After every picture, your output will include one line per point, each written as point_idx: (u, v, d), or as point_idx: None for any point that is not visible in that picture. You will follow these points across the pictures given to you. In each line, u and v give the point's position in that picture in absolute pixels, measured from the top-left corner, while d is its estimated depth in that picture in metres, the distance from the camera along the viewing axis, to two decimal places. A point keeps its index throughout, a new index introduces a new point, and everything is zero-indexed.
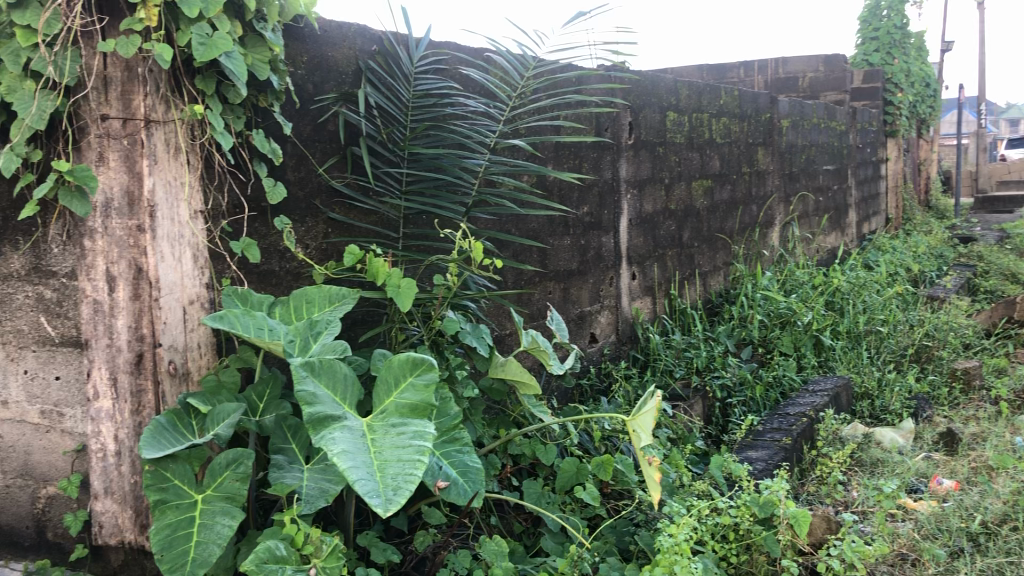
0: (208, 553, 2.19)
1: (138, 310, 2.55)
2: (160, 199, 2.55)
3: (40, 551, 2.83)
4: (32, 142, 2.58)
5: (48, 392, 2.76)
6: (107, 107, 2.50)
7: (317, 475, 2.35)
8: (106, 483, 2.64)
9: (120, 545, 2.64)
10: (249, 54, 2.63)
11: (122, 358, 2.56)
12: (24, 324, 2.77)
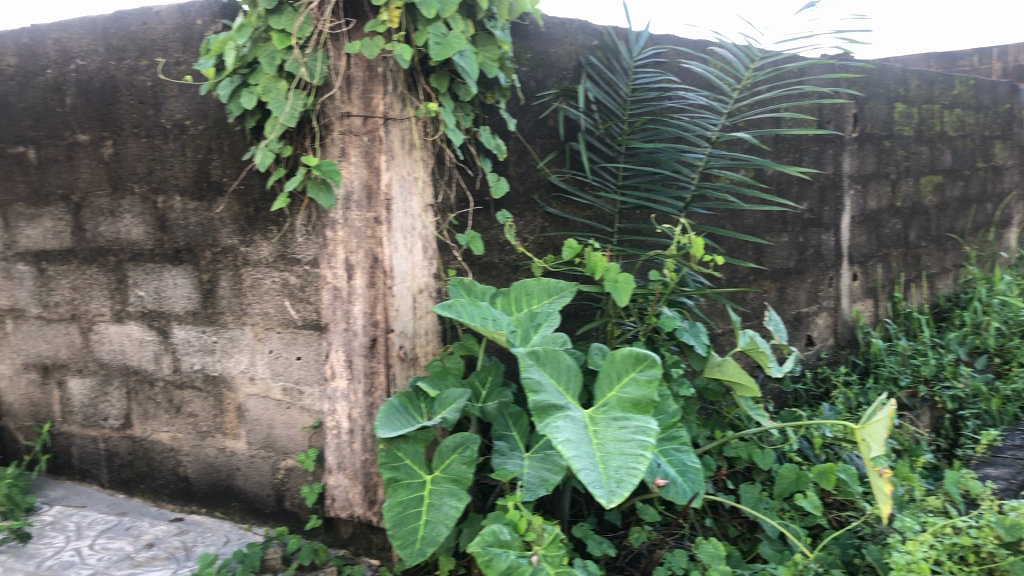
0: (436, 533, 2.28)
1: (373, 298, 2.72)
2: (396, 192, 2.68)
3: (278, 518, 3.05)
4: (285, 138, 2.77)
5: (290, 370, 2.96)
6: (350, 105, 2.66)
7: (536, 463, 2.35)
8: (339, 459, 2.82)
9: (351, 518, 2.81)
10: (479, 53, 2.71)
11: (357, 342, 2.75)
12: (271, 308, 2.98)
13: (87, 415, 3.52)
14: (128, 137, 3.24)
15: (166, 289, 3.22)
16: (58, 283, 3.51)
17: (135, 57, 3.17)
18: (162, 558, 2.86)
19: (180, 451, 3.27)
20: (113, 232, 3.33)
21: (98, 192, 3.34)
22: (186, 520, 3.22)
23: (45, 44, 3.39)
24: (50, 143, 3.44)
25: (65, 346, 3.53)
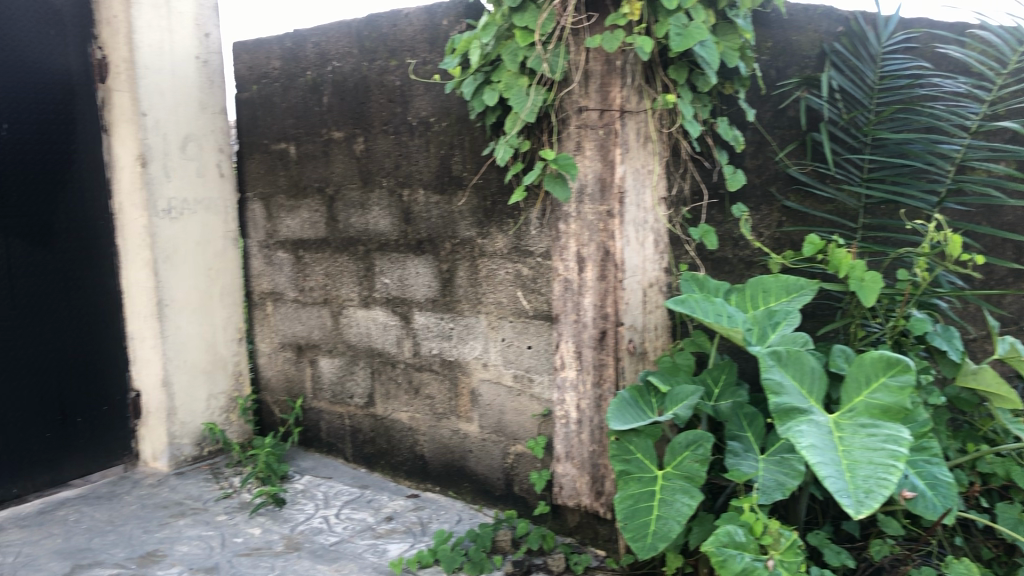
0: (668, 528, 2.25)
1: (603, 291, 2.73)
2: (630, 185, 2.66)
3: (507, 501, 3.15)
4: (524, 134, 2.85)
5: (521, 358, 3.04)
6: (586, 99, 2.68)
7: (773, 466, 2.28)
8: (567, 448, 2.86)
9: (577, 507, 2.85)
10: (720, 42, 2.65)
11: (587, 333, 2.77)
12: (504, 297, 3.07)
13: (335, 392, 3.78)
14: (377, 133, 3.44)
15: (409, 277, 3.40)
16: (312, 270, 3.80)
17: (386, 57, 3.36)
18: (400, 531, 3.02)
19: (417, 431, 3.44)
20: (362, 222, 3.55)
21: (350, 186, 3.57)
22: (421, 497, 3.39)
23: (306, 48, 3.66)
24: (308, 140, 3.72)
25: (317, 328, 3.81)
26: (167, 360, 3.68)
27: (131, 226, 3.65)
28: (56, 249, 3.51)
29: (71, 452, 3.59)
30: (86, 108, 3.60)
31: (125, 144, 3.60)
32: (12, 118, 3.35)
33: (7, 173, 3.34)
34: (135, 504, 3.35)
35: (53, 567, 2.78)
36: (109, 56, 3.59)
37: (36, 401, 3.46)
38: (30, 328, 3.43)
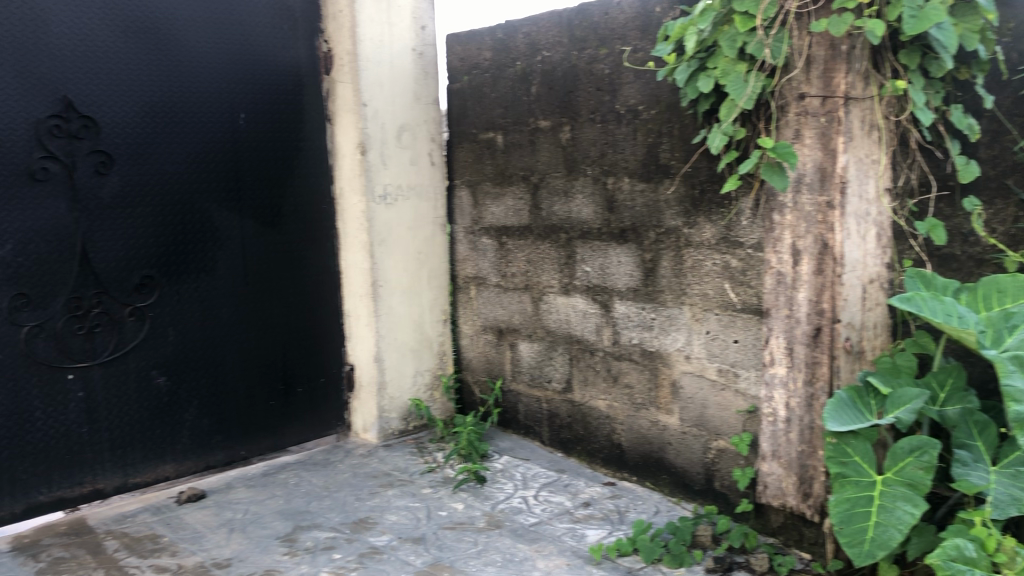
0: (888, 537, 2.15)
1: (819, 286, 2.62)
2: (852, 175, 2.53)
3: (707, 497, 3.10)
4: (740, 121, 2.78)
5: (726, 352, 2.97)
6: (808, 85, 2.59)
7: (1006, 479, 2.14)
8: (774, 447, 2.78)
9: (782, 508, 2.77)
10: (958, 24, 2.35)
11: (800, 330, 2.68)
12: (711, 289, 3.01)
13: (534, 375, 3.84)
14: (584, 122, 3.45)
15: (611, 266, 3.40)
16: (515, 256, 3.87)
17: (595, 46, 3.35)
18: (598, 518, 3.04)
19: (615, 419, 3.45)
20: (567, 210, 3.57)
21: (555, 174, 3.60)
22: (618, 485, 3.40)
23: (517, 38, 3.71)
24: (515, 129, 3.79)
25: (518, 313, 3.89)
26: (379, 338, 3.86)
27: (350, 210, 3.86)
28: (283, 230, 3.76)
29: (291, 420, 3.85)
30: (312, 99, 3.83)
31: (346, 132, 3.81)
32: (249, 109, 3.60)
33: (243, 160, 3.60)
34: (347, 473, 3.55)
35: (277, 525, 2.98)
36: (333, 49, 3.80)
37: (263, 371, 3.73)
38: (259, 304, 3.70)
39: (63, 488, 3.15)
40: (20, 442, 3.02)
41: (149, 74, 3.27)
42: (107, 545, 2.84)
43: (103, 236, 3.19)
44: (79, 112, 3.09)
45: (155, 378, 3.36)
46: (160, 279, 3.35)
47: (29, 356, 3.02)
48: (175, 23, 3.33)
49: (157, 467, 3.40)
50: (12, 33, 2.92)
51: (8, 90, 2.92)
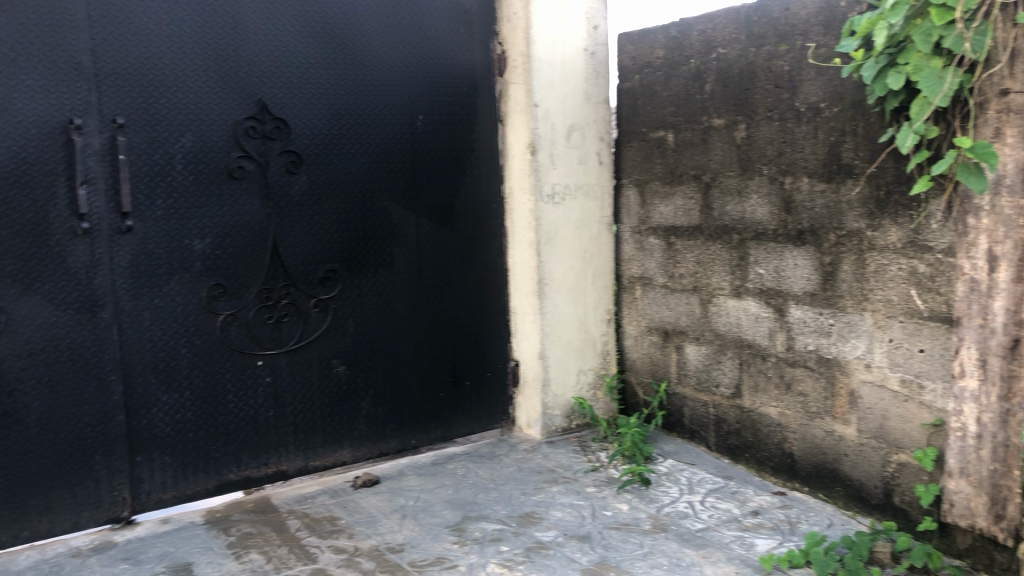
0: None
1: (1019, 295, 2.45)
2: None
3: (886, 512, 2.96)
4: (932, 120, 2.63)
5: (911, 362, 2.82)
6: (1011, 81, 2.43)
7: None
8: (962, 464, 2.63)
9: (970, 529, 2.61)
10: None
11: (995, 341, 2.52)
12: (895, 295, 2.87)
13: (701, 379, 3.76)
14: (761, 120, 3.34)
15: (786, 269, 3.29)
16: (683, 257, 3.78)
17: (775, 42, 3.24)
18: (768, 527, 2.96)
19: (787, 427, 3.35)
20: (740, 211, 3.48)
21: (728, 173, 3.51)
22: (788, 495, 3.29)
23: (691, 36, 3.63)
24: (687, 128, 3.70)
25: (686, 314, 3.80)
26: (544, 336, 3.89)
27: (520, 209, 3.90)
28: (456, 228, 3.86)
29: (460, 411, 3.95)
30: (486, 99, 3.91)
31: (518, 132, 3.85)
32: (427, 110, 3.72)
33: (421, 159, 3.72)
34: (513, 467, 3.59)
35: (446, 515, 3.06)
36: (508, 50, 3.86)
37: (434, 363, 3.84)
38: (432, 298, 3.81)
39: (251, 468, 3.35)
40: (215, 422, 3.25)
41: (336, 77, 3.43)
42: (289, 523, 3.01)
43: (291, 231, 3.37)
44: (272, 114, 3.28)
45: (335, 367, 3.52)
46: (342, 273, 3.51)
47: (224, 343, 3.24)
48: (360, 27, 3.47)
49: (335, 452, 3.57)
50: (215, 42, 3.13)
51: (210, 94, 3.14)
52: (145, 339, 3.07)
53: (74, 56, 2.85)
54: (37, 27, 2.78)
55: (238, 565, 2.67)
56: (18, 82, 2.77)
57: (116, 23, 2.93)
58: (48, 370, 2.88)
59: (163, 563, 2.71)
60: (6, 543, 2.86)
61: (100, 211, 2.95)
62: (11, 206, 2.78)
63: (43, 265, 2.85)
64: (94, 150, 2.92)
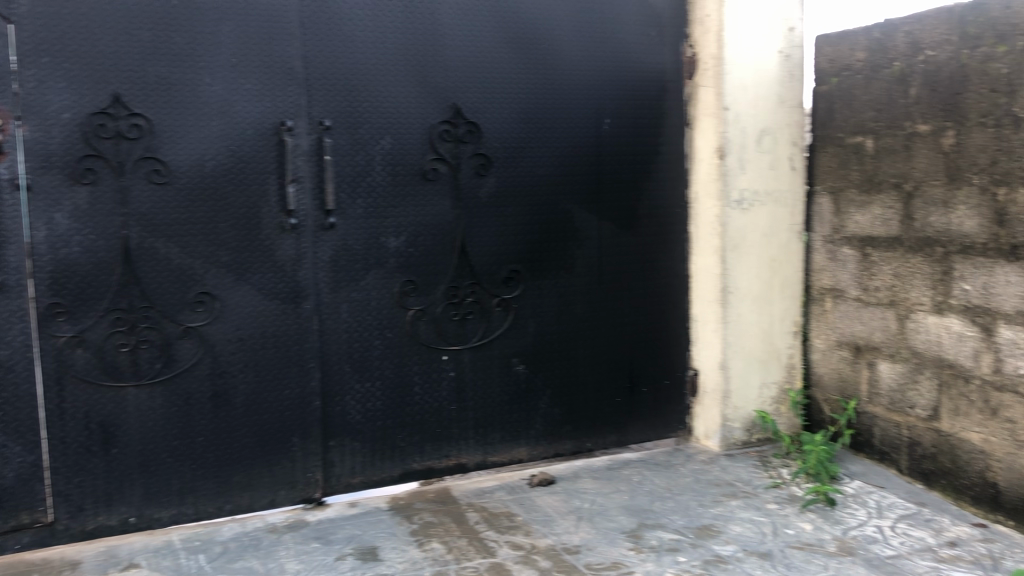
0: None
1: None
2: None
3: None
4: None
5: None
6: None
7: None
8: None
9: None
10: None
11: None
12: None
13: (894, 399, 3.56)
14: (973, 126, 3.11)
15: (996, 286, 3.06)
16: (880, 269, 3.57)
17: (992, 43, 3.02)
18: (966, 561, 2.77)
19: (992, 456, 3.11)
20: (944, 222, 3.26)
21: (933, 182, 3.29)
22: (990, 528, 3.07)
23: (896, 37, 3.43)
24: (889, 133, 3.49)
25: (880, 330, 3.59)
26: (726, 346, 3.74)
27: (705, 214, 3.77)
28: (640, 232, 3.78)
29: (636, 418, 3.87)
30: (674, 103, 3.80)
31: (706, 135, 3.72)
32: (615, 114, 3.67)
33: (607, 163, 3.68)
34: (690, 477, 3.50)
35: (622, 520, 3.05)
36: (698, 53, 3.74)
37: (612, 369, 3.79)
38: (613, 303, 3.75)
39: (432, 459, 3.46)
40: (401, 413, 3.38)
41: (527, 82, 3.47)
42: (469, 516, 3.09)
43: (479, 231, 3.45)
44: (465, 118, 3.37)
45: (515, 366, 3.57)
46: (525, 273, 3.55)
47: (412, 336, 3.36)
48: (553, 33, 3.49)
49: (512, 449, 3.62)
50: (415, 48, 3.25)
51: (408, 98, 3.26)
52: (341, 329, 3.24)
53: (288, 62, 3.05)
54: (257, 35, 2.99)
55: (420, 553, 2.76)
56: (239, 86, 2.98)
57: (326, 30, 3.10)
58: (254, 356, 3.09)
59: (351, 544, 2.84)
60: (212, 513, 3.09)
61: (306, 208, 3.13)
62: (228, 202, 3.00)
63: (254, 257, 3.06)
64: (303, 150, 3.10)
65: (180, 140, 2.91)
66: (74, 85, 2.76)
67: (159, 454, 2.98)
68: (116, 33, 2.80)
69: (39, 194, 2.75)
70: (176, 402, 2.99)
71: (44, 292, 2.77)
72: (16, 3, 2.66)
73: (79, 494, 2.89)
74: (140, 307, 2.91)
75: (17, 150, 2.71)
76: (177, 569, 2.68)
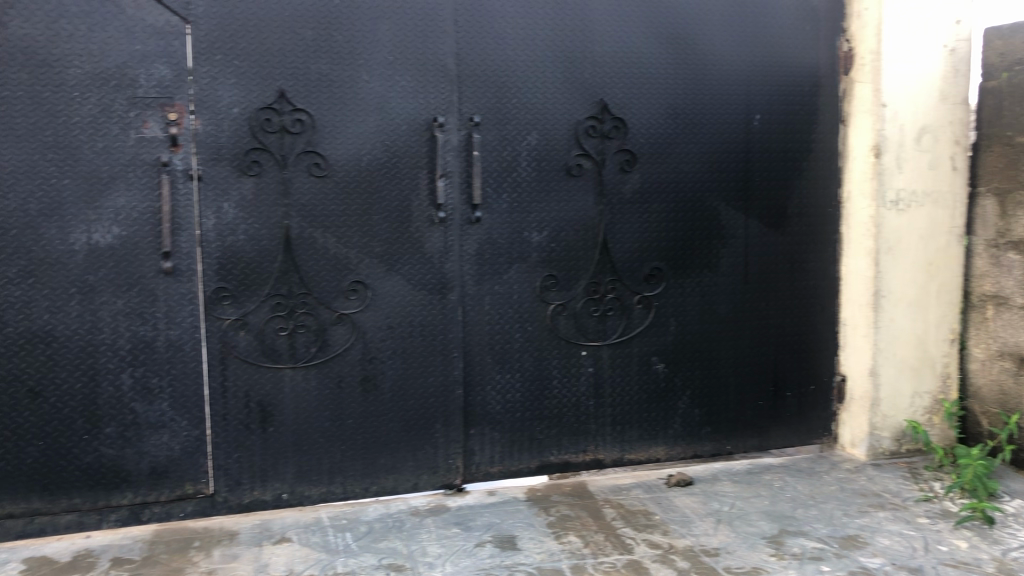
0: None
1: None
2: None
3: None
4: None
5: None
6: None
7: None
8: None
9: None
10: None
11: None
12: None
13: None
14: None
15: None
16: None
17: None
18: None
19: None
20: None
21: None
22: None
23: None
24: None
25: None
26: (877, 351, 3.59)
27: (858, 215, 3.63)
28: (788, 232, 3.67)
29: (778, 423, 3.77)
30: (829, 99, 3.67)
31: (862, 133, 3.58)
32: (765, 110, 3.58)
33: (755, 160, 3.60)
34: (835, 486, 3.38)
35: (763, 525, 2.99)
36: (856, 48, 3.60)
37: (754, 371, 3.70)
38: (757, 304, 3.66)
39: (570, 453, 3.48)
40: (540, 405, 3.41)
41: (676, 78, 3.43)
42: (605, 511, 3.09)
43: (621, 227, 3.44)
44: (612, 114, 3.37)
45: (655, 364, 3.55)
46: (667, 271, 3.51)
47: (552, 331, 3.39)
48: (704, 28, 3.44)
49: (650, 448, 3.59)
50: (566, 44, 3.28)
51: (555, 95, 3.29)
52: (484, 321, 3.30)
53: (441, 59, 3.13)
54: (412, 33, 3.09)
55: (558, 545, 2.79)
56: (394, 83, 3.08)
57: (479, 28, 3.16)
58: (401, 344, 3.19)
59: (490, 532, 2.90)
60: (358, 494, 3.22)
61: (454, 202, 3.20)
62: (381, 195, 3.11)
63: (403, 249, 3.16)
64: (453, 145, 3.18)
65: (338, 135, 3.04)
66: (243, 82, 2.92)
67: (310, 434, 3.13)
68: (282, 32, 2.94)
69: (210, 184, 2.93)
70: (328, 386, 3.12)
71: (212, 277, 2.95)
72: (194, 4, 2.84)
73: (238, 468, 3.06)
74: (298, 293, 3.05)
75: (192, 142, 2.89)
76: (325, 545, 2.80)
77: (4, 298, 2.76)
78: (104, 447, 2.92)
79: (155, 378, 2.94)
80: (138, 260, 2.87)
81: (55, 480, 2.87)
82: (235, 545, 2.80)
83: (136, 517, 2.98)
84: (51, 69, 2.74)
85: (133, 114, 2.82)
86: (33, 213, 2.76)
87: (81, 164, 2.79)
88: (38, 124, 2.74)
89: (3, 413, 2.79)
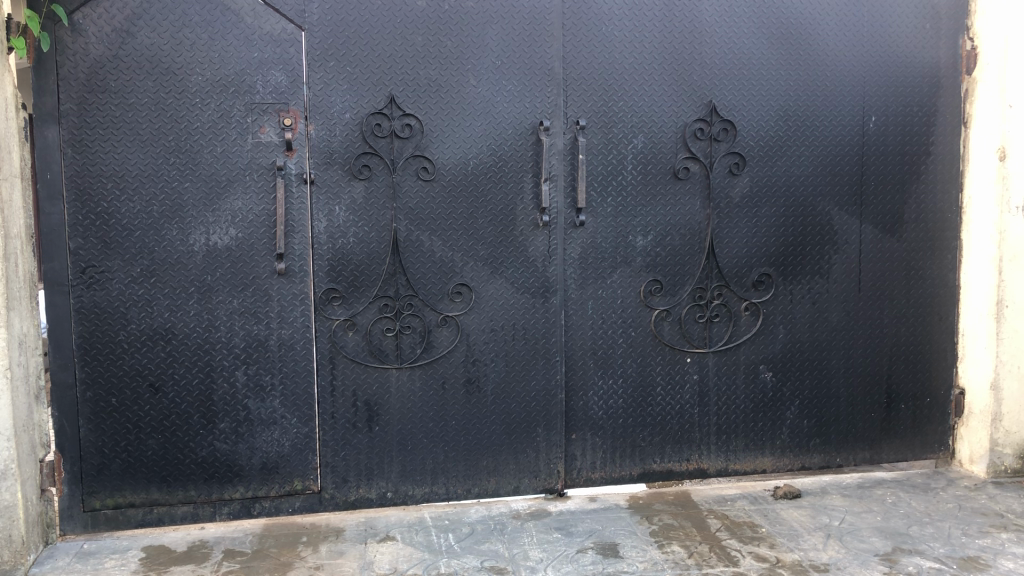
0: None
1: None
2: None
3: None
4: None
5: None
6: None
7: None
8: None
9: None
10: None
11: None
12: None
13: None
14: None
15: None
16: None
17: None
18: None
19: None
20: None
21: None
22: None
23: None
24: None
25: None
26: (1000, 364, 3.42)
27: (981, 221, 3.47)
28: (905, 238, 3.53)
29: (892, 437, 3.62)
30: (951, 100, 3.52)
31: (986, 136, 3.43)
32: (881, 111, 3.45)
33: (870, 163, 3.47)
34: (953, 503, 3.24)
35: (876, 542, 2.88)
36: (980, 47, 3.46)
37: (868, 383, 3.56)
38: (871, 312, 3.53)
39: (673, 460, 3.43)
40: (643, 411, 3.38)
41: (789, 79, 3.34)
42: (710, 522, 3.03)
43: (729, 233, 3.37)
44: (721, 116, 3.30)
45: (763, 372, 3.46)
46: (777, 277, 3.42)
47: (656, 336, 3.34)
48: (819, 27, 3.34)
49: (756, 458, 3.51)
50: (673, 45, 3.23)
51: (663, 97, 3.25)
52: (587, 326, 3.28)
53: (547, 63, 3.13)
54: (518, 36, 3.10)
55: (661, 555, 2.75)
56: (501, 87, 3.10)
57: (586, 30, 3.15)
58: (506, 347, 3.20)
59: (592, 539, 2.88)
60: (460, 495, 3.25)
61: (559, 206, 3.20)
62: (487, 199, 3.12)
63: (508, 252, 3.16)
64: (558, 149, 3.17)
65: (445, 139, 3.07)
66: (355, 87, 2.99)
67: (415, 434, 3.17)
68: (393, 38, 2.99)
69: (322, 188, 3.00)
70: (433, 387, 3.16)
71: (323, 278, 3.03)
72: (309, 11, 2.92)
73: (344, 466, 3.13)
74: (405, 295, 3.10)
75: (306, 147, 2.97)
76: (428, 545, 2.83)
77: (128, 297, 2.88)
78: (218, 441, 3.01)
79: (267, 376, 3.02)
80: (253, 261, 2.96)
81: (172, 472, 2.99)
82: (341, 542, 2.86)
83: (247, 511, 3.07)
84: (174, 77, 2.85)
85: (250, 119, 2.91)
86: (156, 214, 2.88)
87: (202, 168, 2.90)
88: (162, 129, 2.85)
89: (126, 407, 2.91)
